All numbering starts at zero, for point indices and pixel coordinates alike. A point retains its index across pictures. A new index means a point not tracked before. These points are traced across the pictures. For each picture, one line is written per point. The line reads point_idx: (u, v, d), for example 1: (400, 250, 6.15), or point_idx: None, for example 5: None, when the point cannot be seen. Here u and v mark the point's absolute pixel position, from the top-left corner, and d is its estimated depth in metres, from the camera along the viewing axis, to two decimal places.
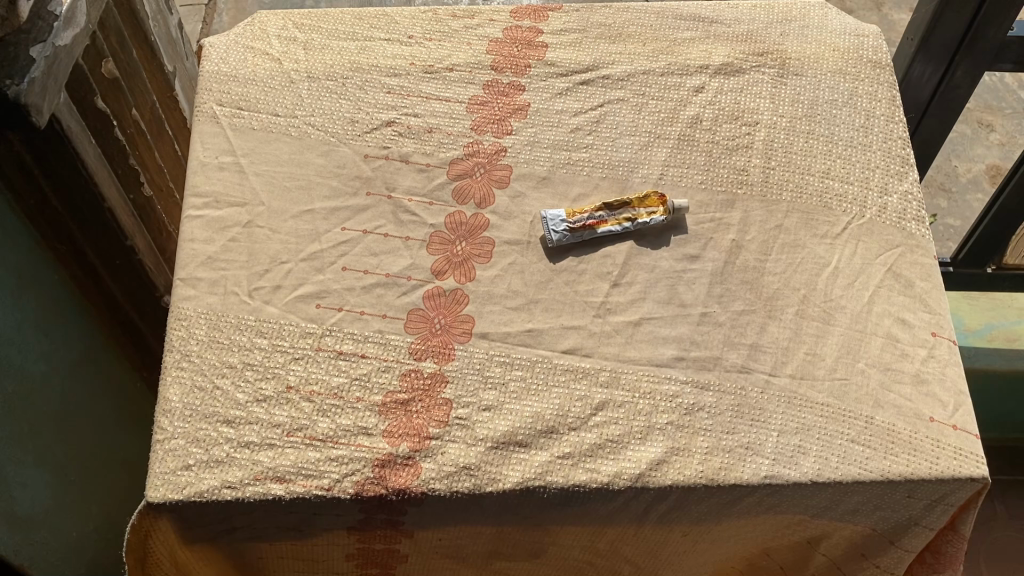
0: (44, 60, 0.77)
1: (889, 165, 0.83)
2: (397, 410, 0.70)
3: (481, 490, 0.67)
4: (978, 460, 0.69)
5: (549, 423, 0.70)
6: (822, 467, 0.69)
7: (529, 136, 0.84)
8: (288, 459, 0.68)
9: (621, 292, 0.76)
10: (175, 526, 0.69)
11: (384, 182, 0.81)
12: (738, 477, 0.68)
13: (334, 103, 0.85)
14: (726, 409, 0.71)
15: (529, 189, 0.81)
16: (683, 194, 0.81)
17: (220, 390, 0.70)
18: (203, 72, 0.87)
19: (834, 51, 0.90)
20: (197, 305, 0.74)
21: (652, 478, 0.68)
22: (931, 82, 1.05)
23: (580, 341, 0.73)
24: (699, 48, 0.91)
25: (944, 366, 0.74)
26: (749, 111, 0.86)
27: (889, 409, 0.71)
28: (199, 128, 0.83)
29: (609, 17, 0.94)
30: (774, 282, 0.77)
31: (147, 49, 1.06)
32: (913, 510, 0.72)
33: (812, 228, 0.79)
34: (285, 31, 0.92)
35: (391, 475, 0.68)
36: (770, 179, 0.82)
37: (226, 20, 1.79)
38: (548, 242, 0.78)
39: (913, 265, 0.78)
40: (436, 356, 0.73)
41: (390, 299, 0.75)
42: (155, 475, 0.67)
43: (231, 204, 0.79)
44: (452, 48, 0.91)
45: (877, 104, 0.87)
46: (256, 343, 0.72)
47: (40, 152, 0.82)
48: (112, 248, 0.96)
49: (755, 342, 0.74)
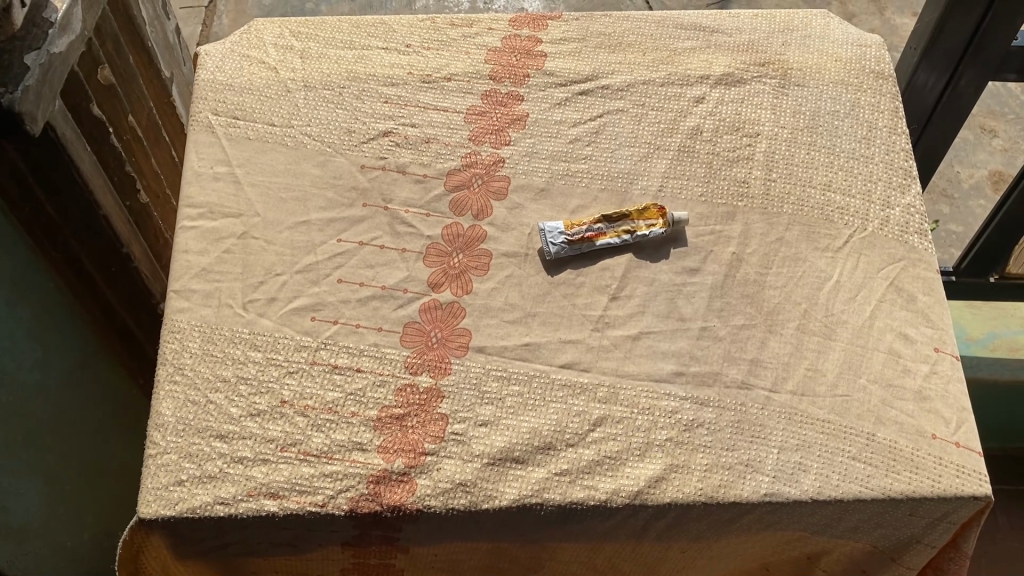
0: (38, 68, 0.76)
1: (891, 178, 0.82)
2: (392, 425, 0.69)
3: (477, 507, 0.67)
4: (981, 479, 0.68)
5: (546, 439, 0.69)
6: (822, 485, 0.68)
7: (527, 147, 0.84)
8: (282, 476, 0.67)
9: (620, 306, 0.75)
10: (167, 542, 0.68)
11: (381, 193, 0.80)
12: (738, 495, 0.67)
13: (330, 112, 0.84)
14: (726, 426, 0.70)
15: (527, 200, 0.81)
16: (683, 207, 0.80)
17: (213, 404, 0.69)
18: (199, 80, 0.86)
19: (836, 62, 0.90)
20: (191, 318, 0.73)
21: (650, 496, 0.67)
22: (935, 90, 1.04)
23: (578, 356, 0.73)
24: (699, 58, 0.90)
25: (947, 382, 0.73)
26: (750, 122, 0.85)
27: (891, 426, 0.70)
28: (194, 137, 0.83)
29: (608, 26, 0.93)
30: (775, 296, 0.76)
31: (144, 56, 1.05)
32: (914, 527, 0.71)
33: (813, 241, 0.78)
34: (281, 39, 0.91)
35: (386, 492, 0.67)
36: (771, 192, 0.81)
37: (226, 23, 1.78)
38: (546, 254, 0.77)
39: (916, 279, 0.77)
40: (432, 370, 0.72)
41: (385, 312, 0.74)
42: (147, 491, 0.66)
43: (226, 215, 0.78)
44: (450, 57, 0.90)
45: (879, 115, 0.86)
46: (250, 356, 0.72)
47: (34, 160, 0.81)
48: (108, 256, 0.95)
49: (755, 358, 0.73)
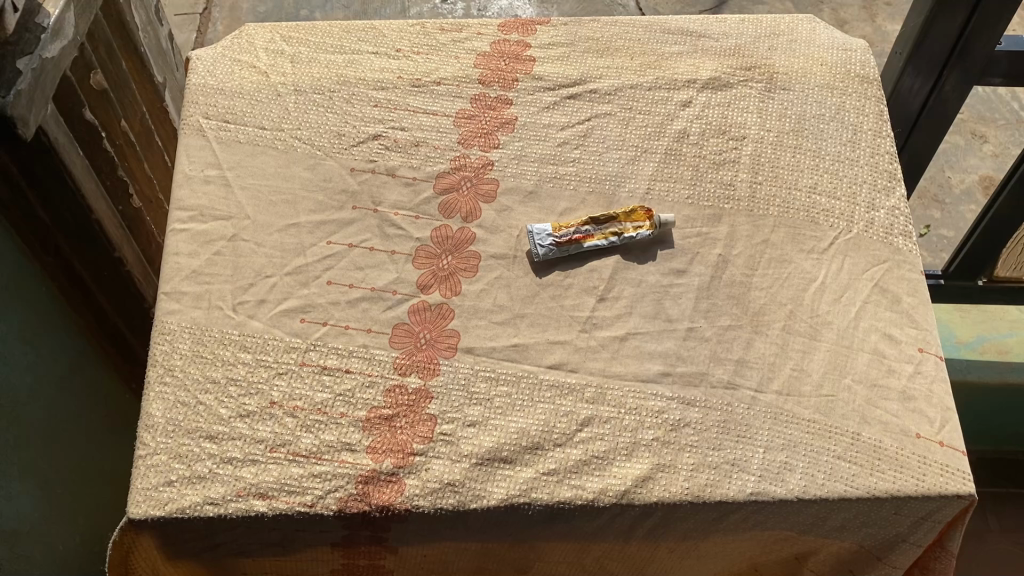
0: (31, 72, 0.76)
1: (876, 180, 0.83)
2: (381, 426, 0.70)
3: (466, 506, 0.67)
4: (964, 477, 0.69)
5: (534, 439, 0.69)
6: (808, 484, 0.68)
7: (516, 150, 0.84)
8: (271, 476, 0.67)
9: (607, 307, 0.76)
10: (158, 542, 0.68)
11: (370, 196, 0.81)
12: (724, 494, 0.68)
13: (321, 116, 0.85)
14: (712, 425, 0.70)
15: (515, 203, 0.81)
16: (669, 209, 0.81)
17: (203, 405, 0.70)
18: (190, 85, 0.87)
19: (822, 66, 0.91)
20: (181, 319, 0.74)
21: (637, 495, 0.68)
22: (922, 94, 1.05)
23: (566, 356, 0.73)
24: (687, 62, 0.91)
25: (931, 382, 0.73)
26: (736, 125, 0.86)
27: (876, 425, 0.71)
28: (185, 141, 0.83)
29: (596, 31, 0.94)
30: (760, 297, 0.77)
31: (136, 60, 1.05)
32: (899, 527, 0.72)
33: (799, 243, 0.79)
34: (272, 43, 0.92)
35: (375, 492, 0.67)
36: (757, 195, 0.82)
37: (220, 29, 1.80)
38: (535, 256, 0.78)
39: (900, 280, 0.78)
40: (421, 371, 0.72)
41: (374, 313, 0.75)
42: (137, 492, 0.66)
43: (216, 217, 0.79)
44: (439, 62, 0.91)
45: (864, 118, 0.87)
46: (240, 358, 0.72)
47: (25, 163, 0.82)
48: (100, 259, 0.96)
49: (741, 358, 0.73)
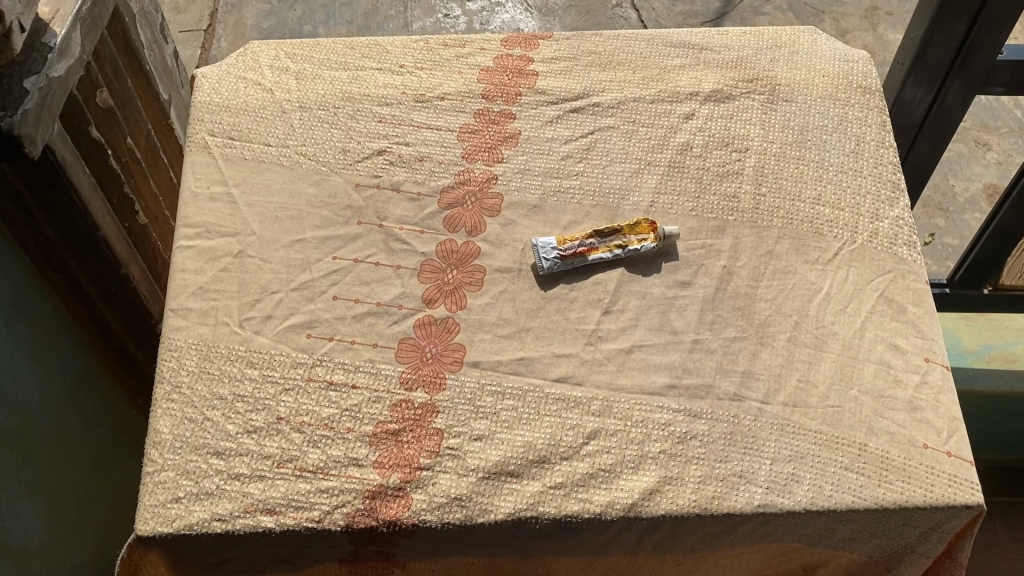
0: (38, 91, 0.77)
1: (880, 191, 0.83)
2: (387, 441, 0.70)
3: (472, 521, 0.67)
4: (973, 488, 0.69)
5: (541, 453, 0.69)
6: (816, 495, 0.68)
7: (520, 164, 0.85)
8: (278, 492, 0.67)
9: (613, 320, 0.76)
10: (165, 558, 0.68)
11: (375, 211, 0.81)
12: (731, 506, 0.68)
13: (325, 132, 0.86)
14: (719, 437, 0.70)
15: (519, 217, 0.82)
16: (673, 221, 0.81)
17: (209, 421, 0.70)
18: (197, 102, 0.87)
19: (824, 77, 0.91)
20: (188, 336, 0.74)
21: (644, 508, 0.67)
22: (924, 103, 1.05)
23: (572, 369, 0.73)
24: (689, 75, 0.91)
25: (938, 392, 0.73)
26: (739, 137, 0.86)
27: (883, 436, 0.71)
28: (191, 158, 0.84)
29: (599, 45, 0.95)
30: (765, 309, 0.77)
31: (142, 79, 1.06)
32: (907, 537, 0.71)
33: (803, 254, 0.79)
34: (277, 60, 0.92)
35: (382, 507, 0.67)
36: (760, 206, 0.82)
37: (225, 45, 1.82)
38: (539, 269, 0.78)
39: (905, 290, 0.78)
40: (426, 385, 0.72)
41: (380, 328, 0.75)
42: (144, 508, 0.66)
43: (221, 234, 0.79)
44: (442, 78, 0.92)
45: (866, 129, 0.88)
46: (246, 373, 0.72)
47: (32, 182, 0.83)
48: (107, 276, 0.96)
49: (747, 369, 0.73)
